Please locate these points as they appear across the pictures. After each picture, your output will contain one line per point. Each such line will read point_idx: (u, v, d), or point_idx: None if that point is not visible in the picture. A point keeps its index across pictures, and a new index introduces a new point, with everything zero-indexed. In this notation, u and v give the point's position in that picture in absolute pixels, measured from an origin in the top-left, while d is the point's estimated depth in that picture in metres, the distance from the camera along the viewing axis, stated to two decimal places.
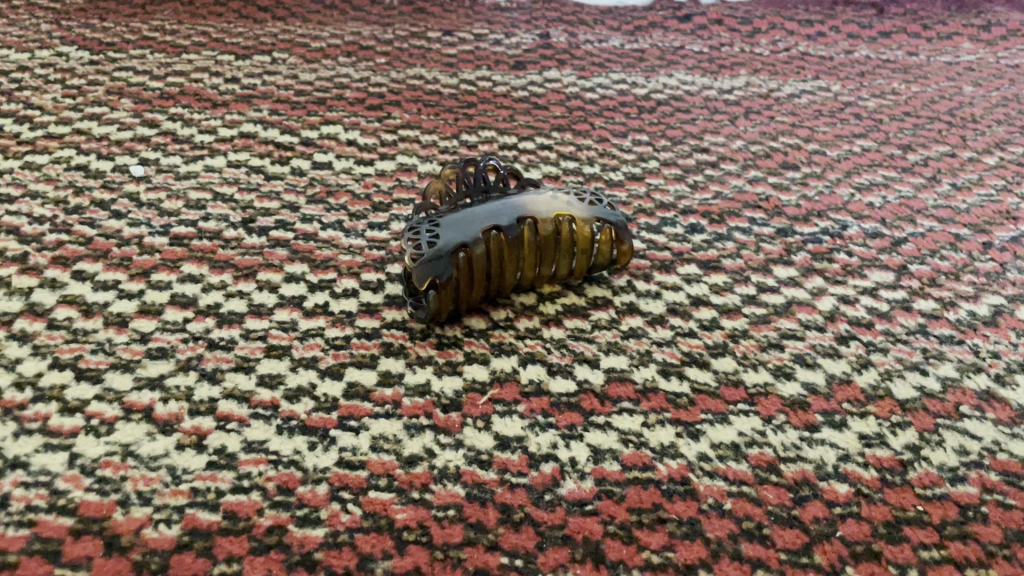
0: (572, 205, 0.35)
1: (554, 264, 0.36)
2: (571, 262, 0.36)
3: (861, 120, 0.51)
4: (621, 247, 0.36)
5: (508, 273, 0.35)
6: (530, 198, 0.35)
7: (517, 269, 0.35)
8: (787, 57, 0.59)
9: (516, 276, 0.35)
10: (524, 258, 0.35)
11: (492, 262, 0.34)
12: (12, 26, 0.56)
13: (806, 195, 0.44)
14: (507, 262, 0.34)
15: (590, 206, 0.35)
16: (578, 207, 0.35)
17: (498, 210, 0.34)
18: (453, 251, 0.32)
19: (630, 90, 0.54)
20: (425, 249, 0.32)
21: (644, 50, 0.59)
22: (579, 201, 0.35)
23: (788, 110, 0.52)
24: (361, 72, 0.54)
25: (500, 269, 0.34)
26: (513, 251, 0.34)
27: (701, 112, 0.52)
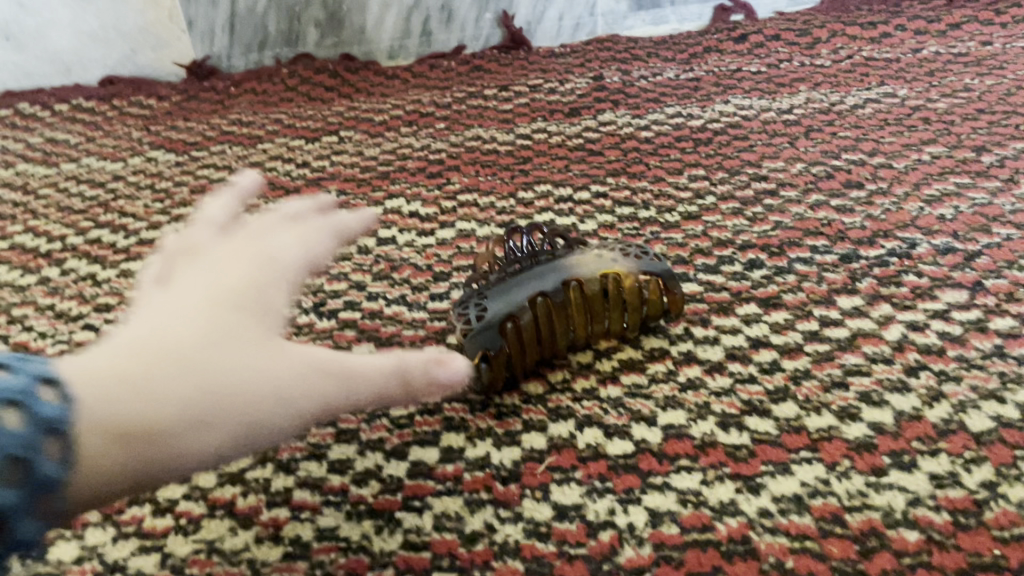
0: (616, 261, 0.36)
1: (606, 319, 0.36)
2: (623, 317, 0.36)
3: (930, 125, 0.49)
4: (672, 296, 0.36)
5: (561, 334, 0.35)
6: (573, 260, 0.36)
7: (569, 329, 0.35)
8: (850, 64, 0.57)
9: (569, 336, 0.36)
10: (574, 318, 0.35)
11: (543, 326, 0.34)
12: (107, 137, 0.61)
13: (872, 215, 0.43)
14: (557, 325, 0.35)
15: (635, 260, 0.36)
16: (623, 262, 0.36)
17: (541, 275, 0.35)
18: (501, 320, 0.33)
19: (686, 123, 0.54)
20: (474, 322, 0.33)
21: (700, 78, 0.59)
22: (623, 256, 0.36)
23: (851, 123, 0.51)
24: (422, 140, 0.56)
25: (551, 331, 0.35)
26: (561, 312, 0.35)
27: (760, 137, 0.51)
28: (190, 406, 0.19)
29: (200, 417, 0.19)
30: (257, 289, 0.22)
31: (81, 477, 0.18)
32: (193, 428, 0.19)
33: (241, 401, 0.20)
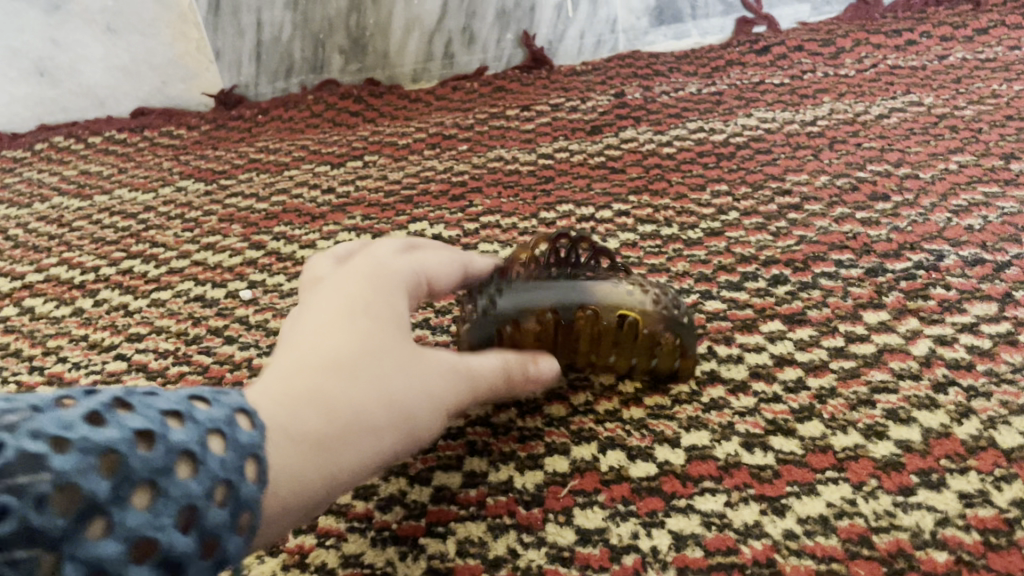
0: (645, 307, 0.34)
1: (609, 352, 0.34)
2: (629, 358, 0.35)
3: (957, 133, 0.49)
4: (686, 358, 0.35)
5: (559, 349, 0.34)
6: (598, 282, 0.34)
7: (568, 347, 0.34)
8: (875, 73, 0.56)
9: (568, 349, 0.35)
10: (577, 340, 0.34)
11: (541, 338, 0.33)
12: (138, 168, 0.62)
13: (898, 227, 0.42)
14: (557, 342, 0.34)
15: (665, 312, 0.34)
16: (650, 310, 0.34)
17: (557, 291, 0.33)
18: (501, 319, 0.33)
19: (708, 138, 0.53)
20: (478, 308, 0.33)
21: (722, 92, 0.58)
22: (655, 306, 0.34)
23: (876, 134, 0.50)
24: (445, 162, 0.57)
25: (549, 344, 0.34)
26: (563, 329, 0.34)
27: (783, 150, 0.50)
28: (374, 414, 0.24)
29: (384, 423, 0.24)
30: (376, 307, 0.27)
31: (305, 481, 0.22)
32: (376, 432, 0.24)
33: (406, 408, 0.25)
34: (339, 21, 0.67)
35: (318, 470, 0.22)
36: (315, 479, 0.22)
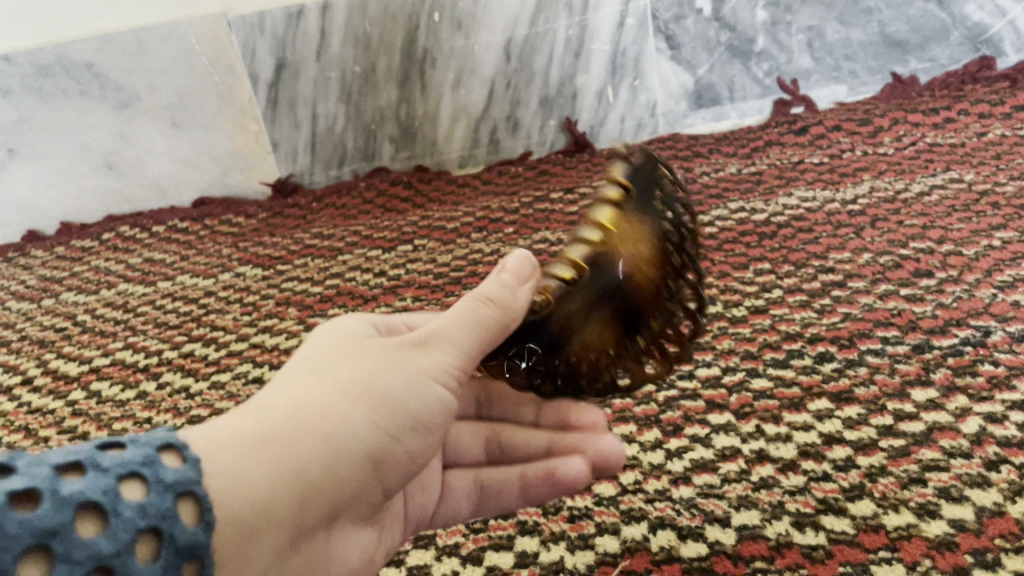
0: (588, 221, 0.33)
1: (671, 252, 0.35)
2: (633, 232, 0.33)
3: (1000, 209, 0.49)
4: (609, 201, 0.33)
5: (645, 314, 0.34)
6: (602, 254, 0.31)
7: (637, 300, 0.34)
8: (914, 151, 0.57)
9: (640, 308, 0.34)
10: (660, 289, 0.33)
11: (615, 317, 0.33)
12: (200, 255, 0.65)
13: (943, 303, 0.42)
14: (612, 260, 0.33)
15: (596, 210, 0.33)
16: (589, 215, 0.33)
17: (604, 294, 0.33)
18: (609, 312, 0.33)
19: (750, 218, 0.54)
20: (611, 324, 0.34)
21: (762, 172, 0.60)
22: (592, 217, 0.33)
23: (918, 211, 0.51)
24: (492, 244, 0.59)
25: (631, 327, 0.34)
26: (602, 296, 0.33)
27: (825, 229, 0.51)
28: (326, 406, 0.26)
29: (341, 409, 0.26)
30: (323, 349, 0.28)
31: (269, 477, 0.24)
32: (331, 411, 0.26)
33: (372, 382, 0.27)
34: (390, 112, 0.69)
35: (261, 475, 0.23)
36: (259, 484, 0.23)
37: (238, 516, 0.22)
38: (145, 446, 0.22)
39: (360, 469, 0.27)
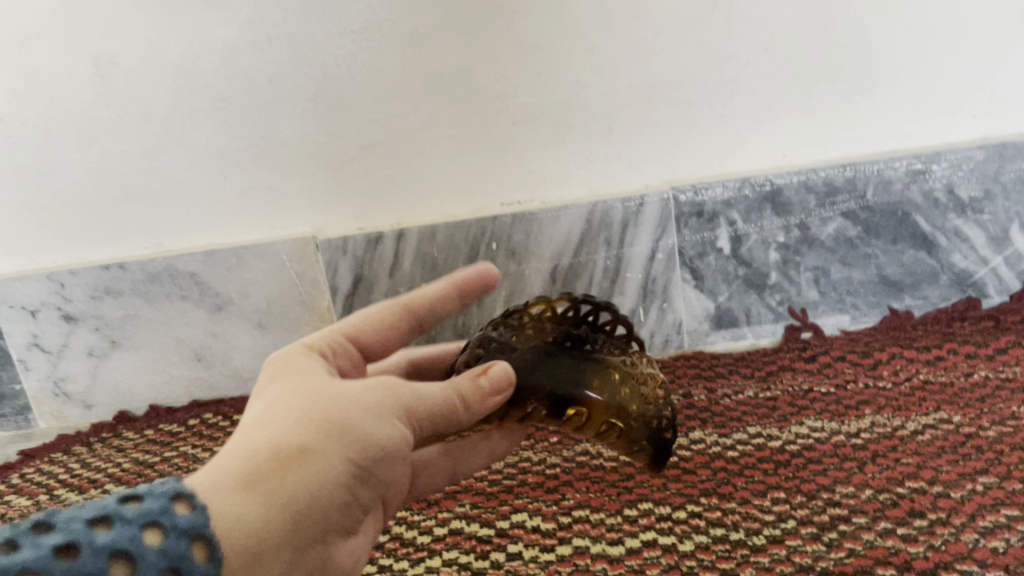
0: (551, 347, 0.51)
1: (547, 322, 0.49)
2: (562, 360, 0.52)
3: (983, 452, 0.57)
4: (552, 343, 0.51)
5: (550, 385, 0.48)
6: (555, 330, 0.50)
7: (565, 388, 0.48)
8: (909, 387, 0.67)
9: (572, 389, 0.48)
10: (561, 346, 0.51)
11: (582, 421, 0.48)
12: None
13: (933, 545, 0.50)
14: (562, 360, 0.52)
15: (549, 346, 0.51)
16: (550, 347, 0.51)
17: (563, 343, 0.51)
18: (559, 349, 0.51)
19: (767, 443, 0.63)
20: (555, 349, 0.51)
21: (776, 397, 0.69)
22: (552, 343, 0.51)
23: (912, 449, 0.59)
24: (539, 453, 0.67)
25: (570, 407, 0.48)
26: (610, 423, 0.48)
27: (832, 460, 0.59)
28: (304, 445, 0.35)
29: (313, 444, 0.36)
30: (303, 390, 0.38)
31: (263, 505, 0.33)
32: (307, 453, 0.35)
33: (337, 421, 0.37)
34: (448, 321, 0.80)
35: (251, 501, 0.33)
36: (252, 510, 0.33)
37: (239, 536, 0.32)
38: (151, 490, 0.32)
39: (342, 495, 0.37)
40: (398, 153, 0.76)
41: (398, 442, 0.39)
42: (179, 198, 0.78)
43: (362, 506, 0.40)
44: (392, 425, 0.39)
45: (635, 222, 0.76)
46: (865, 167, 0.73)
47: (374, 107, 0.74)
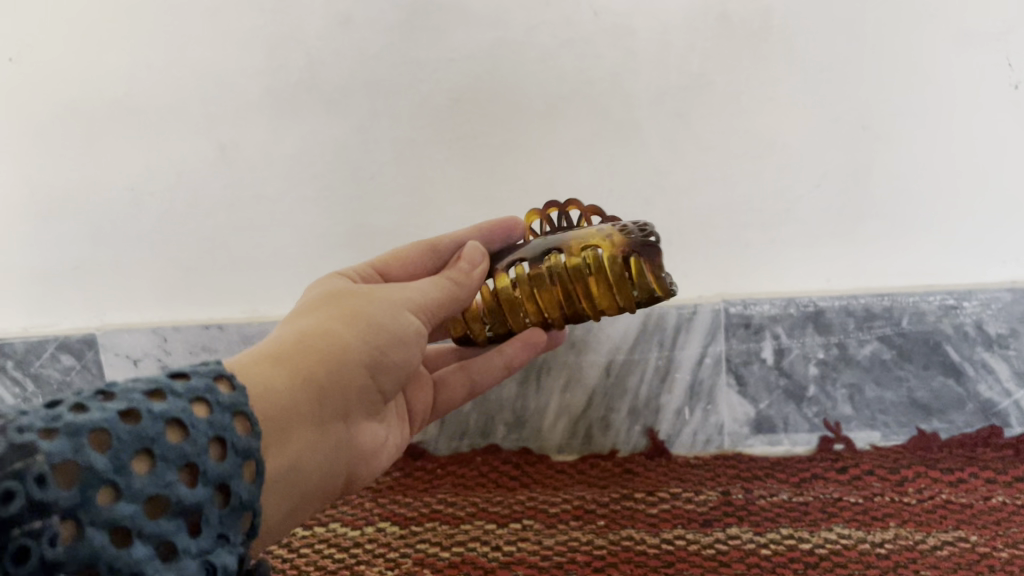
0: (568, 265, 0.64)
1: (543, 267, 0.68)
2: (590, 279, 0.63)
3: (996, 572, 0.63)
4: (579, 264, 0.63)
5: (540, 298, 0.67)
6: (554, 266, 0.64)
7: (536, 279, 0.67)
8: (932, 505, 0.72)
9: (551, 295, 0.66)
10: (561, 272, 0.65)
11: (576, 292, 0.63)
12: (347, 505, 0.81)
13: None
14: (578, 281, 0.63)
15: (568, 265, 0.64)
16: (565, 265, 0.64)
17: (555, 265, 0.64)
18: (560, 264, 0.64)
19: (798, 544, 0.69)
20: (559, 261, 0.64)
21: (808, 502, 0.75)
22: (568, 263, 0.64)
23: (931, 563, 0.65)
24: (587, 533, 0.73)
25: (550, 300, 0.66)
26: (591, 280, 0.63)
27: (857, 566, 0.65)
28: (321, 341, 0.52)
29: (329, 336, 0.52)
30: (330, 308, 0.57)
31: (291, 382, 0.49)
32: (327, 347, 0.52)
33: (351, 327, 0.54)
34: (507, 405, 0.87)
35: (281, 367, 0.49)
36: (282, 378, 0.48)
37: (277, 391, 0.47)
38: (193, 373, 0.43)
39: (360, 367, 0.53)
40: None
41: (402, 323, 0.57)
42: (275, 275, 0.89)
43: (379, 384, 0.56)
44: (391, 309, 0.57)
45: (687, 328, 0.83)
46: (902, 298, 0.80)
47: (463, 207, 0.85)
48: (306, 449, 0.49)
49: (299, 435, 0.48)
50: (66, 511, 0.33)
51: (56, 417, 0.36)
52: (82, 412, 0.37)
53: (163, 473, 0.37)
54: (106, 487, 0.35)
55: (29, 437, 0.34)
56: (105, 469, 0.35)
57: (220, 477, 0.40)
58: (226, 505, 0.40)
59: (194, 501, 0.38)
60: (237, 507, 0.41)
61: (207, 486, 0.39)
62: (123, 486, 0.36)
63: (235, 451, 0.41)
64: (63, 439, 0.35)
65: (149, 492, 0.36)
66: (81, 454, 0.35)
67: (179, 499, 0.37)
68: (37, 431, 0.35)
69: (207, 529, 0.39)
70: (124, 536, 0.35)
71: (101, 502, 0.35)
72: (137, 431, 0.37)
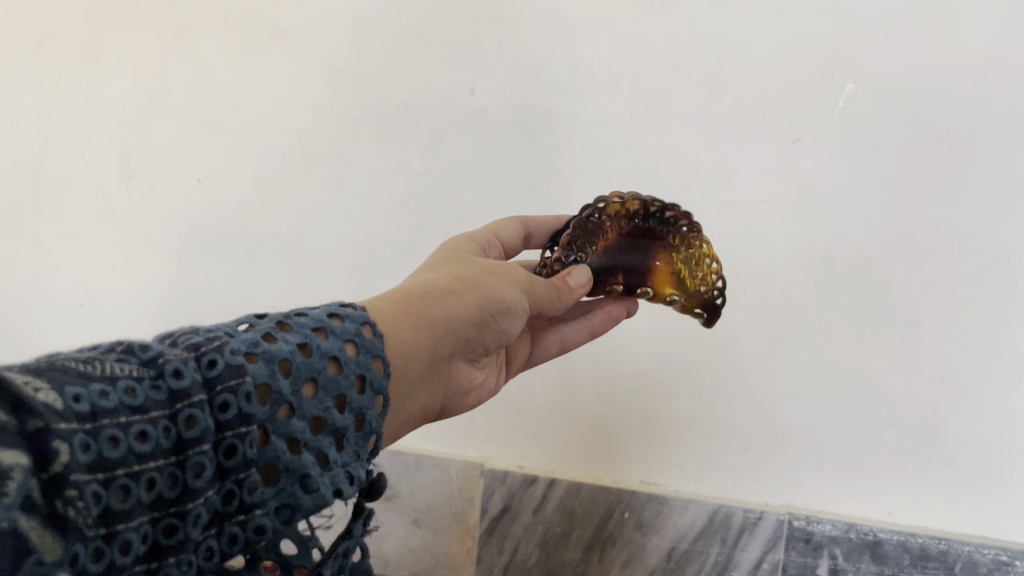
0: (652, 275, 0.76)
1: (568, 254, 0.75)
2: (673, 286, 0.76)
3: None
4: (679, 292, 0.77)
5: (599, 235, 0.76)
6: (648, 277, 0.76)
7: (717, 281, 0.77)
8: None
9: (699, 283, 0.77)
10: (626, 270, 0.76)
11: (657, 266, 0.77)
12: None
13: None
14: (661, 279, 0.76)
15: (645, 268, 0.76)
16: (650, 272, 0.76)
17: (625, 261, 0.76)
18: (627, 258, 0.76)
19: None
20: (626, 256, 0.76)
21: None
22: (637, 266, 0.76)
23: None
24: None
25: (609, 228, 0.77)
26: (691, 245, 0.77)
27: None
28: (443, 293, 0.63)
29: (450, 290, 0.64)
30: (450, 269, 0.68)
31: (415, 316, 0.60)
32: (445, 295, 0.63)
33: (471, 283, 0.65)
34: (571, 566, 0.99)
35: (412, 319, 0.60)
36: (409, 328, 0.59)
37: (405, 339, 0.58)
38: (345, 316, 0.53)
39: (471, 325, 0.65)
40: (563, 419, 0.98)
41: (512, 300, 0.67)
42: None
43: (481, 341, 0.67)
44: (508, 282, 0.67)
45: (750, 531, 0.90)
46: (957, 544, 0.85)
47: (556, 390, 0.98)
48: (410, 389, 0.60)
49: (411, 369, 0.59)
50: (260, 421, 0.42)
51: (254, 342, 0.45)
52: (270, 342, 0.47)
53: (323, 399, 0.47)
54: (286, 405, 0.44)
55: (238, 358, 0.43)
56: (286, 392, 0.44)
57: (358, 407, 0.50)
58: (364, 431, 0.50)
59: (342, 424, 0.48)
60: (370, 434, 0.51)
61: (351, 413, 0.49)
62: (295, 406, 0.45)
63: (374, 387, 0.51)
64: (261, 364, 0.44)
65: (312, 413, 0.46)
66: (273, 378, 0.44)
67: (333, 422, 0.47)
68: (243, 353, 0.44)
69: (348, 447, 0.48)
70: (294, 444, 0.44)
71: (281, 418, 0.44)
72: (307, 364, 0.47)
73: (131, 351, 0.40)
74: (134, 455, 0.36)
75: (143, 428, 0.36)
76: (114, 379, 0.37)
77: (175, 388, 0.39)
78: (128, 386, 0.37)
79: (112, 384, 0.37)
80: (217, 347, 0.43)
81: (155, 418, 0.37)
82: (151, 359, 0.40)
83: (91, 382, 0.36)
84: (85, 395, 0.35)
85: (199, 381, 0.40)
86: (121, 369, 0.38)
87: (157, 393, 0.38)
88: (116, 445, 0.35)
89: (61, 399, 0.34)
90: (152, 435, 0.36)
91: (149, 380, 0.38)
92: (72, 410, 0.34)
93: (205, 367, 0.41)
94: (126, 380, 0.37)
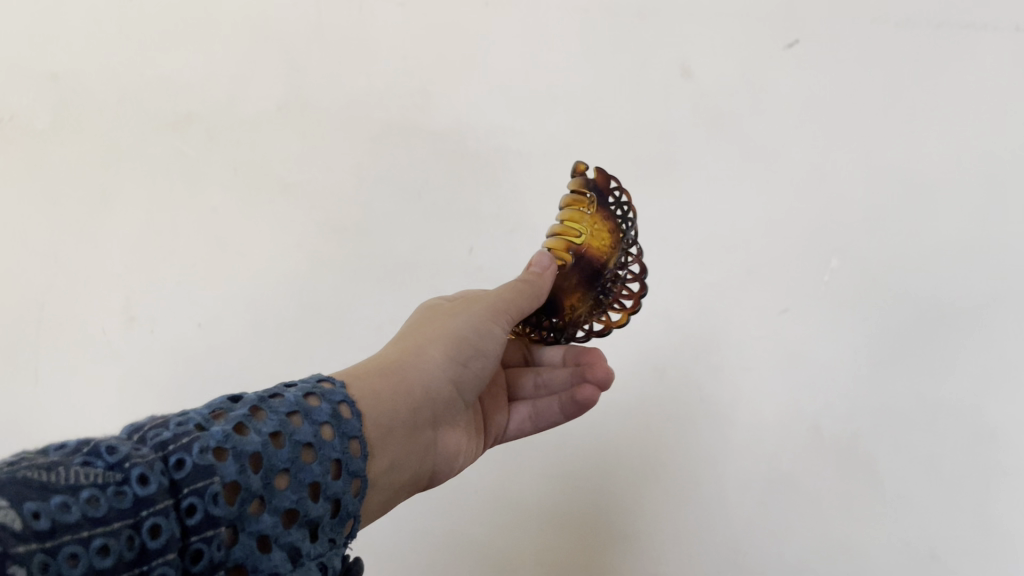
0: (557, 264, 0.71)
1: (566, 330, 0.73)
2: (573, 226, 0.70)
3: None
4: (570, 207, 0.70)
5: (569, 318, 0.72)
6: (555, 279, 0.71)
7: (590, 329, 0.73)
8: None
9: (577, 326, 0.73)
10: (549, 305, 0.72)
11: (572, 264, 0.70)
12: None
13: None
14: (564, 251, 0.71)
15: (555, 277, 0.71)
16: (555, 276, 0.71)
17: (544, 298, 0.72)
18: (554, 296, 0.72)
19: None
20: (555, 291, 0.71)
21: None
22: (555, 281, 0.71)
23: None
24: None
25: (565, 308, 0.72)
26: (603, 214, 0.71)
27: None
28: (408, 355, 0.63)
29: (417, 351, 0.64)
30: (418, 325, 0.68)
31: (376, 379, 0.59)
32: (411, 357, 0.63)
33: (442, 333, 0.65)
34: None
35: (387, 385, 0.59)
36: (374, 398, 0.57)
37: (377, 410, 0.56)
38: (320, 394, 0.50)
39: (447, 380, 0.64)
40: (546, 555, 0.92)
41: (484, 339, 0.66)
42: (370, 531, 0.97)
43: (461, 393, 0.66)
44: (477, 321, 0.66)
45: None
46: None
47: (510, 510, 0.94)
48: (394, 451, 0.57)
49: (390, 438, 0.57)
50: (228, 521, 0.39)
51: (226, 433, 0.41)
52: (242, 433, 0.43)
53: (297, 491, 0.43)
54: (257, 499, 0.41)
55: (207, 456, 0.39)
56: (258, 487, 0.41)
57: (336, 494, 0.46)
58: (340, 517, 0.47)
59: (316, 515, 0.44)
60: (347, 519, 0.47)
61: (328, 502, 0.45)
62: (266, 499, 0.41)
63: (351, 471, 0.48)
64: (231, 460, 0.40)
65: (285, 506, 0.42)
66: (243, 474, 0.40)
67: (307, 514, 0.43)
68: (212, 449, 0.40)
69: (324, 536, 0.45)
70: (264, 542, 0.40)
71: (252, 514, 0.40)
72: (279, 454, 0.43)
73: (98, 453, 0.36)
74: (93, 571, 0.32)
75: (104, 541, 0.33)
76: (78, 488, 0.34)
77: (139, 494, 0.35)
78: (91, 496, 0.34)
79: (74, 495, 0.33)
80: (186, 445, 0.39)
81: (118, 530, 0.34)
82: (117, 460, 0.36)
83: (51, 495, 0.33)
84: (44, 510, 0.32)
85: (164, 486, 0.37)
86: (85, 475, 0.35)
87: (121, 501, 0.34)
88: (72, 563, 0.32)
89: (16, 518, 0.31)
90: (115, 549, 0.33)
91: (114, 484, 0.35)
92: (30, 528, 0.31)
93: (171, 468, 0.38)
94: (90, 488, 0.34)
